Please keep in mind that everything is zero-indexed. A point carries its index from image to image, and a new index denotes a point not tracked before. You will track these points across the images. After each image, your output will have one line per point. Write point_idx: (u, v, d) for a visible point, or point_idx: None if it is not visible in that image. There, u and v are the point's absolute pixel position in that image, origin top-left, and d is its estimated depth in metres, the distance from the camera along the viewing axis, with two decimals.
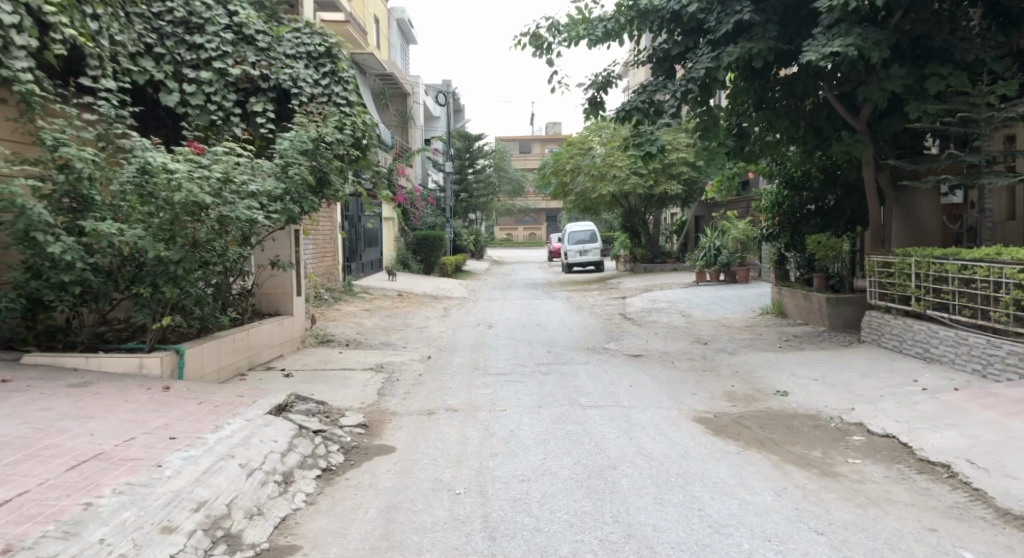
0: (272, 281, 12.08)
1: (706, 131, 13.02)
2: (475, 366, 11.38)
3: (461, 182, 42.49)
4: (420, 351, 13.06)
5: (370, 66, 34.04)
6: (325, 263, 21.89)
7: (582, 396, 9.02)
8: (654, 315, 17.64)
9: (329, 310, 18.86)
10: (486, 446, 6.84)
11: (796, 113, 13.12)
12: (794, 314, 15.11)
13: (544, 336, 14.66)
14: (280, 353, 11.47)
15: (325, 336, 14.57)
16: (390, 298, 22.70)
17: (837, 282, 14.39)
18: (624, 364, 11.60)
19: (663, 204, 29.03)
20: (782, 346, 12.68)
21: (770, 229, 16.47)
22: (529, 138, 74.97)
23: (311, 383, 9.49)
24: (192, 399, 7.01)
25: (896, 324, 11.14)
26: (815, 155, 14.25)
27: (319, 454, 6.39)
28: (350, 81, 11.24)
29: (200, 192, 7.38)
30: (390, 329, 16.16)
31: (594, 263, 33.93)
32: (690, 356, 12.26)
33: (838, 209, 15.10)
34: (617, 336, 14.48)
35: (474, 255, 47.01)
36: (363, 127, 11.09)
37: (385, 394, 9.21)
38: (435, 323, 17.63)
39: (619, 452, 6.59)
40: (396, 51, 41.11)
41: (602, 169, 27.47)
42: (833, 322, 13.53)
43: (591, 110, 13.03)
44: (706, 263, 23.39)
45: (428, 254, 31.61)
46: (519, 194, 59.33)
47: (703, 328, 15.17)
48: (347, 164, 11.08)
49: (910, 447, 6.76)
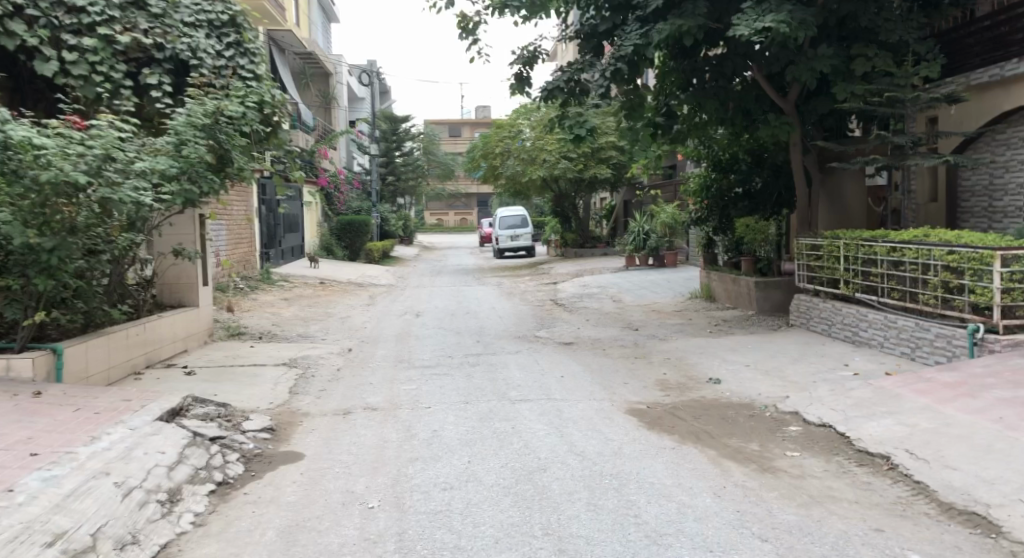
0: (175, 271, 11.23)
1: (631, 111, 12.71)
2: (398, 359, 10.74)
3: (388, 166, 41.52)
4: (338, 343, 12.32)
5: (290, 44, 32.89)
6: (242, 251, 20.92)
7: (510, 389, 8.50)
8: (585, 301, 17.27)
9: (246, 300, 17.97)
10: (406, 450, 6.24)
11: (728, 92, 12.47)
12: (723, 298, 14.85)
13: (470, 325, 14.07)
14: (185, 349, 10.72)
15: (238, 328, 13.72)
16: (312, 285, 21.85)
17: (765, 265, 14.12)
18: (553, 352, 11.15)
19: (593, 189, 28.67)
20: (713, 330, 12.39)
21: (699, 213, 16.12)
22: (459, 122, 74.10)
23: (212, 382, 8.74)
24: (69, 406, 6.29)
25: (824, 308, 10.72)
26: (742, 138, 13.79)
27: (215, 465, 5.70)
28: (257, 53, 10.63)
29: (73, 170, 6.78)
30: (311, 320, 15.38)
31: (524, 249, 33.44)
32: (620, 342, 11.89)
33: (766, 192, 14.81)
34: (546, 323, 14.05)
35: (403, 240, 46.09)
36: (271, 101, 10.47)
37: (297, 392, 8.51)
38: (359, 312, 16.92)
39: (549, 453, 6.07)
40: (319, 30, 39.86)
41: (530, 153, 26.97)
42: (761, 306, 13.28)
43: (517, 85, 12.48)
44: (637, 247, 23.14)
45: (353, 240, 30.73)
46: (449, 178, 58.51)
47: (633, 313, 14.84)
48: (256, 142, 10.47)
49: (848, 437, 6.36)
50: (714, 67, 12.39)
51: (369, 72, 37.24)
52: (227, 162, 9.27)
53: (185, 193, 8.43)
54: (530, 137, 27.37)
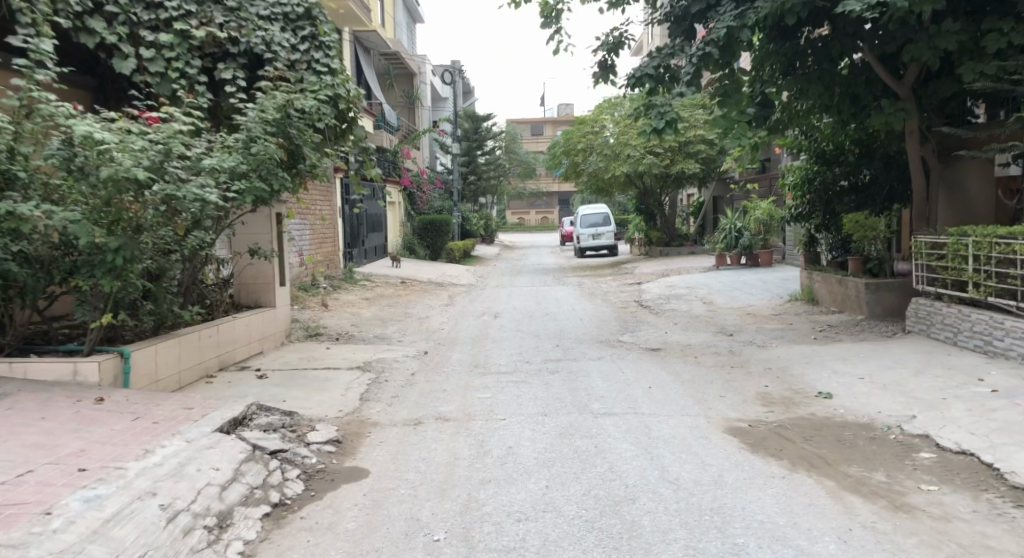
0: (251, 270, 10.91)
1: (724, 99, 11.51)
2: (477, 363, 10.22)
3: (470, 165, 41.25)
4: (416, 346, 11.87)
5: (373, 44, 32.88)
6: (325, 249, 20.78)
7: (594, 400, 7.85)
8: (673, 303, 16.41)
9: (326, 299, 17.76)
10: (477, 470, 5.67)
11: (831, 77, 11.82)
12: (828, 302, 13.81)
13: (552, 328, 13.43)
14: (262, 350, 10.40)
15: (317, 328, 13.40)
16: (393, 285, 21.58)
17: (876, 265, 13.02)
18: (640, 359, 10.40)
19: (680, 184, 27.70)
20: (817, 338, 11.41)
21: (799, 209, 15.17)
22: (541, 120, 73.58)
23: (284, 386, 8.34)
24: (126, 414, 5.90)
25: (949, 312, 9.94)
26: (849, 127, 13.16)
27: (273, 484, 5.24)
28: (332, 46, 10.08)
29: (135, 167, 6.38)
30: (389, 321, 15.01)
31: (607, 248, 32.66)
32: (715, 349, 11.05)
33: (875, 186, 13.84)
34: (633, 327, 13.27)
35: (485, 240, 45.79)
36: (344, 96, 10.07)
37: (369, 399, 8.03)
38: (438, 313, 16.48)
39: (638, 479, 5.40)
40: (402, 30, 39.87)
41: (615, 149, 26.20)
42: (872, 310, 12.24)
43: (600, 73, 11.80)
44: (727, 246, 22.08)
45: (435, 239, 30.44)
46: (530, 176, 58.00)
47: (727, 317, 13.93)
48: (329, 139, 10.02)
49: (999, 471, 5.49)
50: (819, 48, 11.65)
51: (452, 70, 36.94)
52: (298, 161, 8.84)
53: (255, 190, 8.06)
54: (615, 132, 26.57)
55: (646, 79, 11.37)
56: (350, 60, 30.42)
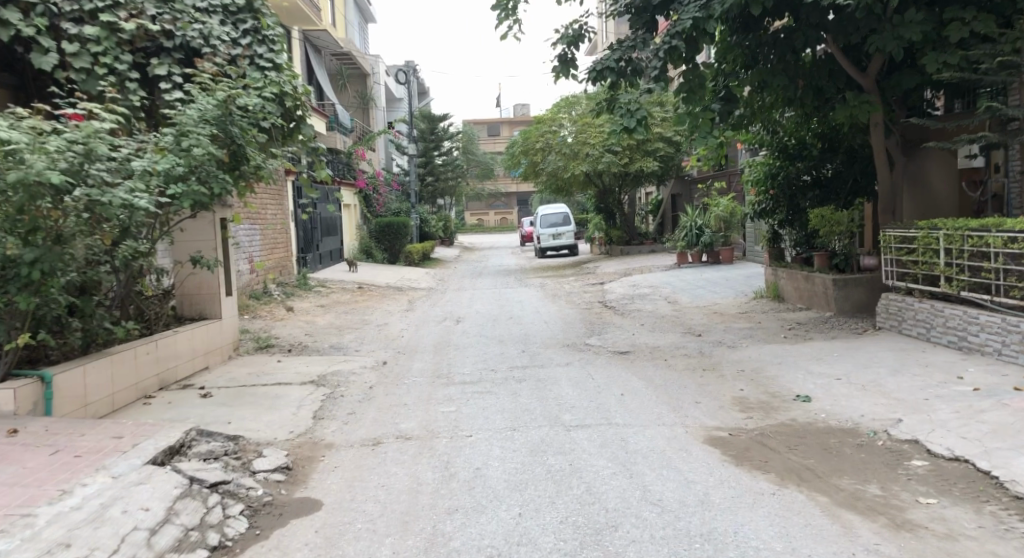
0: (194, 280, 10.27)
1: (690, 96, 11.07)
2: (437, 373, 9.72)
3: (426, 166, 40.64)
4: (373, 355, 11.32)
5: (325, 44, 32.16)
6: (277, 255, 20.09)
7: (563, 411, 7.42)
8: (637, 303, 16.05)
9: (280, 308, 17.10)
10: (443, 497, 5.17)
11: (796, 69, 11.52)
12: (794, 299, 13.54)
13: (515, 332, 12.95)
14: (206, 365, 9.78)
15: (269, 339, 12.77)
16: (349, 291, 20.95)
17: (842, 260, 12.76)
18: (607, 364, 9.98)
19: (639, 183, 27.44)
20: (787, 337, 11.10)
21: (762, 204, 14.94)
22: (498, 121, 73.15)
23: (228, 406, 7.75)
24: (45, 448, 5.30)
25: (921, 308, 9.63)
26: (812, 120, 12.99)
27: (211, 523, 4.70)
28: (277, 40, 9.55)
29: (50, 170, 5.78)
30: (345, 329, 14.41)
31: (568, 247, 32.32)
32: (685, 351, 10.69)
33: (838, 180, 13.66)
34: (598, 329, 12.87)
35: (444, 242, 45.22)
36: (290, 93, 9.52)
37: (323, 417, 7.49)
38: (396, 319, 15.92)
39: (619, 502, 4.97)
40: (354, 29, 39.15)
41: (574, 147, 25.83)
42: (840, 306, 11.96)
43: (559, 68, 11.37)
44: (688, 243, 21.80)
45: (392, 242, 29.81)
46: (488, 177, 57.51)
47: (693, 317, 13.60)
48: (274, 138, 9.47)
49: (997, 479, 5.15)
50: (781, 40, 11.34)
51: (406, 70, 36.30)
52: (240, 162, 8.26)
53: (193, 194, 7.46)
54: (573, 131, 26.20)
55: (609, 73, 10.92)
56: (300, 60, 29.70)
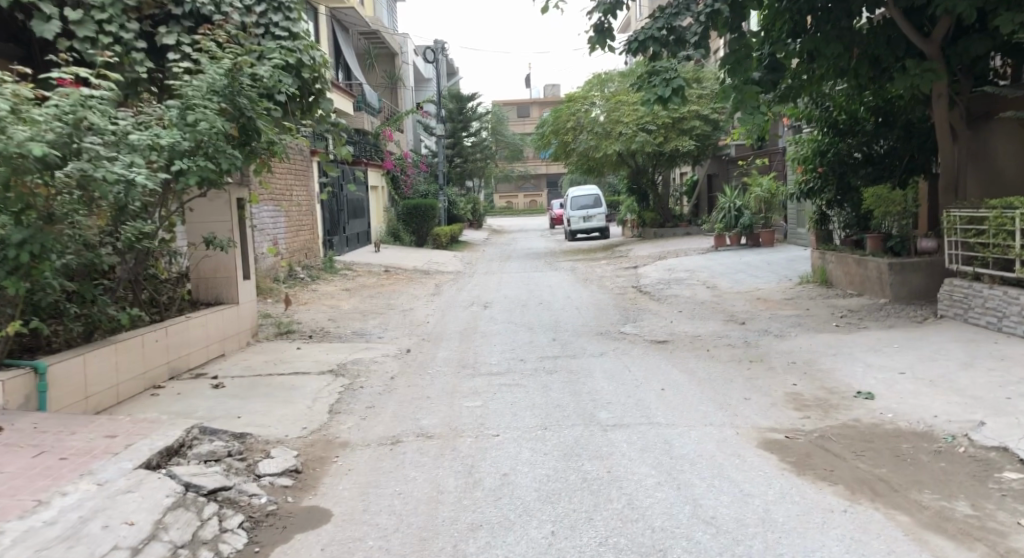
0: (209, 263, 9.73)
1: (736, 66, 10.16)
2: (464, 363, 9.15)
3: (455, 147, 40.04)
4: (398, 343, 10.78)
5: (353, 22, 31.61)
6: (302, 237, 19.63)
7: (600, 407, 6.82)
8: (674, 288, 15.33)
9: (304, 292, 16.62)
10: (467, 509, 4.59)
11: (851, 36, 10.89)
12: (845, 285, 12.76)
13: (547, 319, 12.32)
14: (222, 352, 9.25)
15: (290, 325, 12.25)
16: (376, 274, 20.43)
17: (898, 243, 11.94)
18: (645, 354, 9.32)
19: (674, 163, 26.64)
20: (839, 326, 10.36)
21: (809, 184, 14.11)
22: (528, 102, 72.29)
23: (241, 398, 7.21)
24: (28, 448, 4.78)
25: (993, 295, 8.94)
26: (864, 92, 12.21)
27: (204, 539, 4.15)
28: (293, 7, 9.02)
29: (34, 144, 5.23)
30: (369, 314, 13.87)
31: (599, 230, 31.61)
32: (728, 341, 10.01)
33: (892, 156, 12.94)
34: (634, 316, 12.21)
35: (473, 224, 44.63)
36: (307, 64, 8.98)
37: (340, 411, 6.94)
38: (423, 304, 15.36)
39: (665, 520, 4.35)
40: (382, 8, 38.54)
41: (606, 126, 25.07)
42: (896, 293, 11.20)
43: (596, 39, 10.66)
44: (727, 225, 21.09)
45: (420, 225, 29.24)
46: (517, 158, 56.80)
47: (735, 303, 12.87)
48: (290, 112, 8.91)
49: None
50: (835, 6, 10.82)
51: (435, 50, 35.64)
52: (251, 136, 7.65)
53: (198, 170, 6.88)
54: (605, 109, 25.45)
55: (651, 42, 10.18)
56: (328, 39, 29.16)
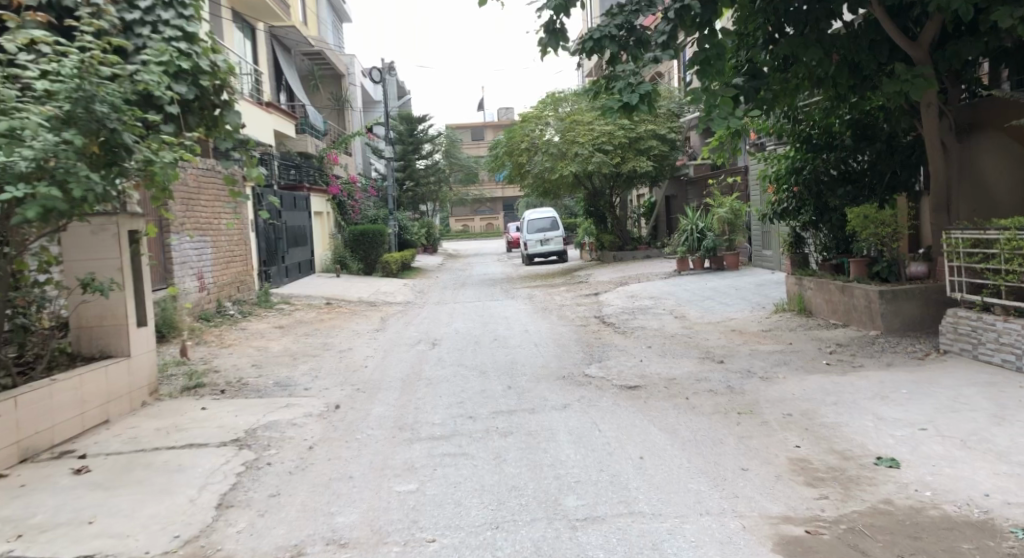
0: (92, 311, 8.17)
1: (706, 68, 8.82)
2: (401, 423, 7.68)
3: (406, 170, 38.60)
4: (326, 395, 9.24)
5: (295, 43, 30.24)
6: (234, 269, 17.97)
7: (566, 487, 5.45)
8: (640, 319, 14.00)
9: (232, 331, 14.98)
10: None
11: (830, 39, 9.73)
12: (827, 314, 11.53)
13: (500, 360, 10.85)
14: (105, 419, 7.70)
15: (204, 375, 10.63)
16: (317, 308, 18.81)
17: (886, 269, 10.74)
18: (614, 406, 7.93)
19: (632, 184, 25.50)
20: (831, 364, 9.06)
21: (784, 204, 12.87)
22: (481, 125, 71.34)
23: (104, 488, 5.65)
24: None
25: (1010, 328, 7.75)
26: (842, 104, 11.19)
27: None
28: (188, 4, 7.78)
29: None
30: (300, 358, 12.27)
31: (556, 253, 30.31)
32: (707, 385, 8.67)
33: (871, 173, 11.72)
34: (598, 355, 10.83)
35: (427, 250, 43.15)
36: (207, 70, 7.63)
37: (232, 502, 5.44)
38: (363, 343, 13.82)
39: None
40: (328, 28, 37.15)
41: (560, 147, 23.78)
42: (889, 324, 9.95)
43: (547, 40, 9.36)
44: (689, 248, 20.00)
45: (367, 252, 27.58)
46: (472, 181, 55.50)
47: (709, 336, 11.55)
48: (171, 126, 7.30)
49: None
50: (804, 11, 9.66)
51: (382, 71, 34.26)
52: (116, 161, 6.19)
53: (42, 199, 5.50)
54: (559, 129, 24.26)
55: (607, 41, 8.93)
56: (267, 59, 27.73)
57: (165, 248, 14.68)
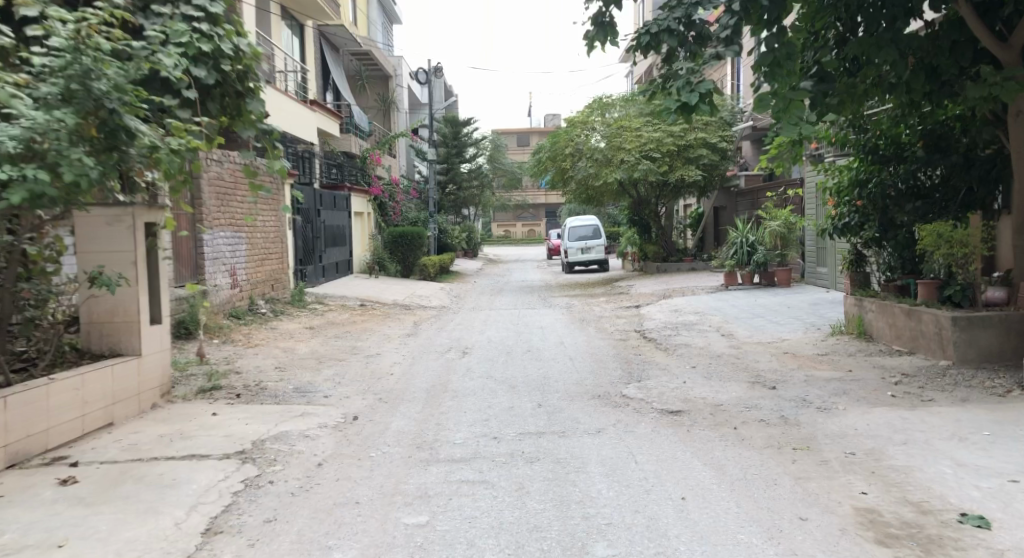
0: (103, 307, 7.68)
1: (774, 70, 8.07)
2: (423, 440, 7.10)
3: (449, 173, 38.18)
4: (348, 404, 8.70)
5: (342, 42, 29.98)
6: (269, 266, 17.61)
7: (604, 532, 4.84)
8: (684, 335, 13.23)
9: (260, 330, 14.54)
10: None
11: (906, 40, 8.91)
12: (889, 339, 10.75)
13: (533, 374, 10.20)
14: (110, 421, 7.19)
15: (224, 376, 10.13)
16: (350, 309, 18.37)
17: (958, 292, 9.86)
18: (655, 433, 7.24)
19: (679, 194, 24.72)
20: (896, 397, 8.28)
21: (846, 218, 12.04)
22: (527, 130, 70.88)
23: (89, 504, 5.13)
24: None
25: None
26: (916, 113, 10.46)
27: None
28: None
29: None
30: (326, 362, 11.75)
31: (598, 262, 29.61)
32: (758, 414, 7.95)
33: (943, 189, 11.05)
34: (637, 373, 10.13)
35: (466, 253, 42.69)
36: (229, 55, 7.10)
37: (227, 529, 4.90)
38: (392, 348, 13.29)
39: None
40: (377, 27, 36.88)
41: (607, 153, 23.09)
42: (963, 353, 9.17)
43: (594, 33, 8.72)
44: (738, 263, 19.23)
45: (405, 254, 27.14)
46: (514, 186, 54.98)
47: (759, 358, 10.78)
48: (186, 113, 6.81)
49: None
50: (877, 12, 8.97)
51: (428, 72, 33.90)
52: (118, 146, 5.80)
53: (29, 183, 5.09)
54: (606, 134, 23.57)
55: (665, 36, 8.46)
56: (314, 56, 27.49)
57: (199, 244, 14.25)
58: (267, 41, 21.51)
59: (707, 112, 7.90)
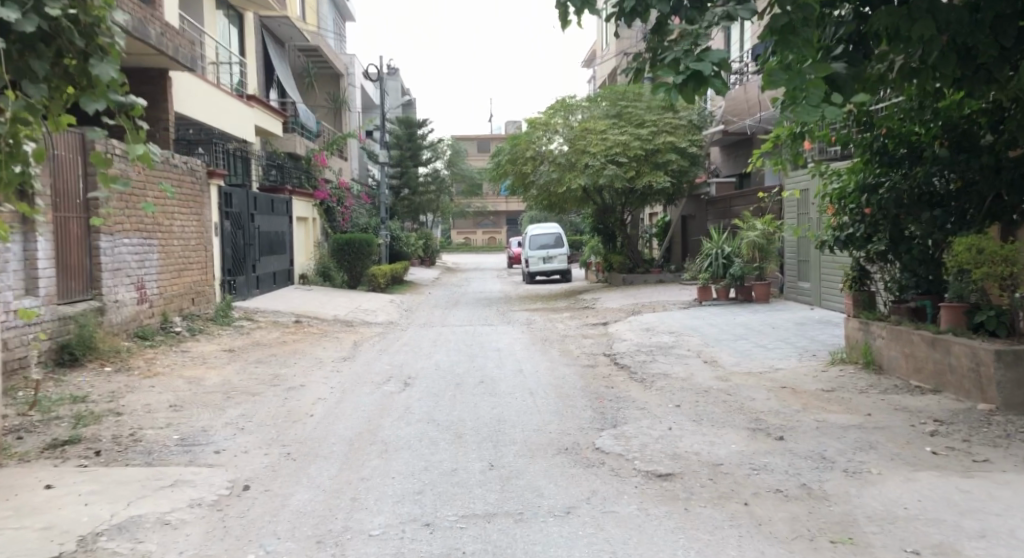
0: None
1: (789, 39, 6.45)
2: (328, 528, 5.17)
3: (402, 176, 36.11)
4: (242, 465, 6.69)
5: (287, 35, 27.82)
6: (189, 276, 15.51)
7: None
8: (661, 362, 11.40)
9: (168, 354, 12.44)
10: None
11: (944, 14, 7.26)
12: (906, 373, 9.07)
13: (483, 417, 8.28)
14: None
15: (97, 421, 8.03)
16: (283, 327, 16.27)
17: (992, 319, 8.19)
18: (640, 514, 5.39)
19: (646, 203, 23.00)
20: (941, 454, 6.55)
21: (850, 229, 10.22)
22: (487, 137, 69.13)
23: None
24: None
25: None
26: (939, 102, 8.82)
27: None
28: None
29: None
30: (236, 397, 9.70)
31: (560, 272, 27.79)
32: (770, 480, 6.12)
33: (964, 197, 9.36)
34: (612, 416, 8.26)
35: (424, 261, 40.63)
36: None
37: None
38: (322, 377, 11.28)
39: None
40: (327, 23, 34.75)
41: (570, 157, 21.35)
42: (1008, 396, 7.50)
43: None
44: (713, 276, 17.59)
45: (353, 263, 25.04)
46: (474, 193, 53.10)
47: (756, 395, 8.99)
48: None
49: None
50: None
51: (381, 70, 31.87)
52: None
53: None
54: (568, 138, 21.87)
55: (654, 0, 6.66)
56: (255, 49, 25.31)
57: (92, 251, 12.05)
58: (197, 28, 19.33)
59: (721, 88, 6.32)
